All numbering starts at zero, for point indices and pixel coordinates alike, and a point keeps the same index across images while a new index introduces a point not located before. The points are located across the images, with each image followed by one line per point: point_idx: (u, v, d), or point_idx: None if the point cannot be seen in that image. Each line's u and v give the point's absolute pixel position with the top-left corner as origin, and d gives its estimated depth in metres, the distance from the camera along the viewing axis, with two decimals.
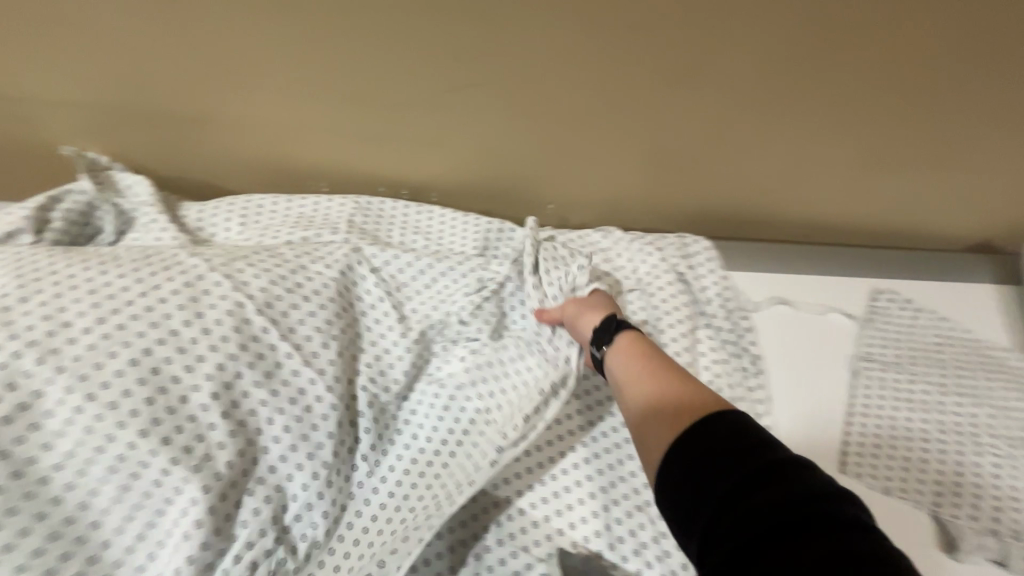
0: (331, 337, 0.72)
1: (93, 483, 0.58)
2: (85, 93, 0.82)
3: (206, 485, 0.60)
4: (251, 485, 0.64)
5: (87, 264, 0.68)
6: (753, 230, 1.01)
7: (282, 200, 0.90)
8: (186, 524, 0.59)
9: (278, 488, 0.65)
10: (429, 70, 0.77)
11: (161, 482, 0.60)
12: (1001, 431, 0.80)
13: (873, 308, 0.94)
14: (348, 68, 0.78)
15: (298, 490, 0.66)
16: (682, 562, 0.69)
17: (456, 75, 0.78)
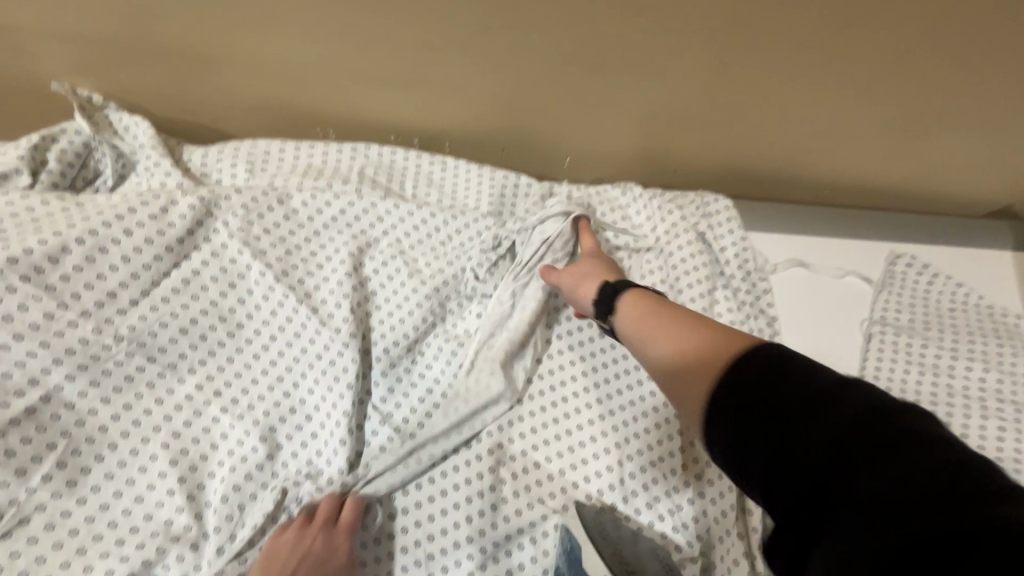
0: (345, 296, 0.75)
1: (147, 430, 0.65)
2: (72, 26, 0.76)
3: (251, 427, 0.68)
4: (284, 435, 0.69)
5: (106, 225, 0.69)
6: (773, 190, 0.98)
7: (290, 147, 0.86)
8: (234, 460, 0.66)
9: (312, 437, 0.70)
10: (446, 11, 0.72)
11: (210, 428, 0.67)
12: (1009, 396, 0.81)
13: (892, 271, 0.93)
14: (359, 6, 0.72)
15: (328, 439, 0.70)
16: (694, 515, 0.70)
17: (473, 16, 0.73)
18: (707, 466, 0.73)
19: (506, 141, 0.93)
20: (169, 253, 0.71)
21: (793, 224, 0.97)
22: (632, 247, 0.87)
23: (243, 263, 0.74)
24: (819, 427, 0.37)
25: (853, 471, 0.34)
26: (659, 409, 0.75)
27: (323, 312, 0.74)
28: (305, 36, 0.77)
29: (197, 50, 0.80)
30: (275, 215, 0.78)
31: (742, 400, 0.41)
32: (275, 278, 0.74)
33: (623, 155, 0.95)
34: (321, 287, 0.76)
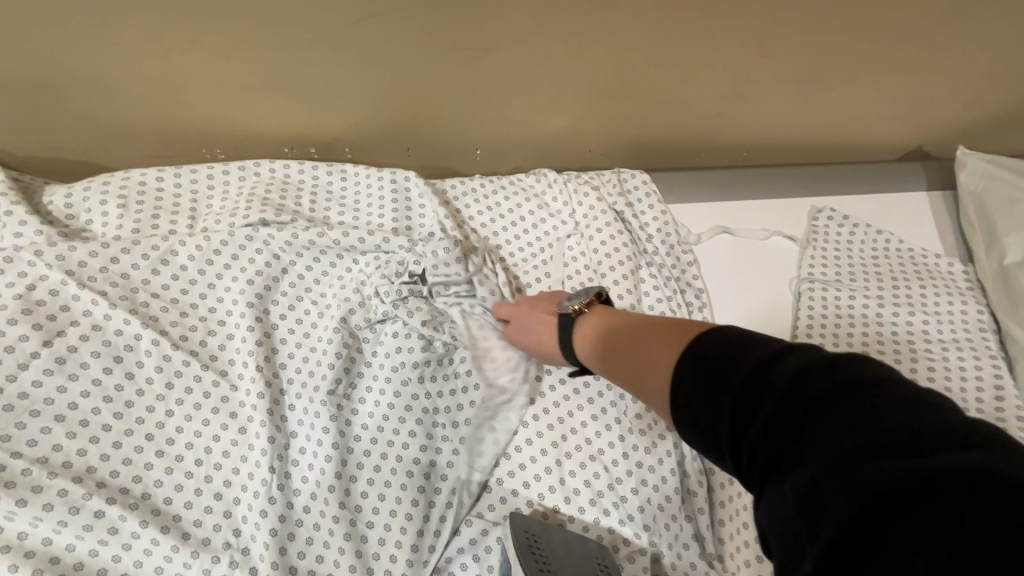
0: (249, 331, 0.69)
1: (17, 533, 0.56)
2: None
3: (145, 519, 0.60)
4: (192, 521, 0.62)
5: None
6: (693, 158, 0.97)
7: (169, 173, 0.77)
8: (135, 553, 0.59)
9: (227, 514, 0.63)
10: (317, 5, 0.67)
11: (94, 526, 0.58)
12: (933, 335, 0.83)
13: (815, 226, 0.92)
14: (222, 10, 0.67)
15: (247, 513, 0.63)
16: (639, 505, 0.68)
17: (348, 6, 0.67)
18: (648, 453, 0.70)
19: (408, 138, 0.88)
20: (25, 315, 0.63)
21: (718, 192, 0.94)
22: (552, 235, 0.84)
23: (118, 320, 0.66)
24: (795, 403, 0.33)
25: (836, 451, 0.30)
26: (592, 400, 0.73)
27: (224, 353, 0.69)
28: (160, 46, 0.70)
29: (44, 75, 0.71)
30: (154, 251, 0.70)
31: (693, 386, 0.40)
32: (164, 325, 0.68)
33: (535, 140, 0.91)
34: (221, 326, 0.70)
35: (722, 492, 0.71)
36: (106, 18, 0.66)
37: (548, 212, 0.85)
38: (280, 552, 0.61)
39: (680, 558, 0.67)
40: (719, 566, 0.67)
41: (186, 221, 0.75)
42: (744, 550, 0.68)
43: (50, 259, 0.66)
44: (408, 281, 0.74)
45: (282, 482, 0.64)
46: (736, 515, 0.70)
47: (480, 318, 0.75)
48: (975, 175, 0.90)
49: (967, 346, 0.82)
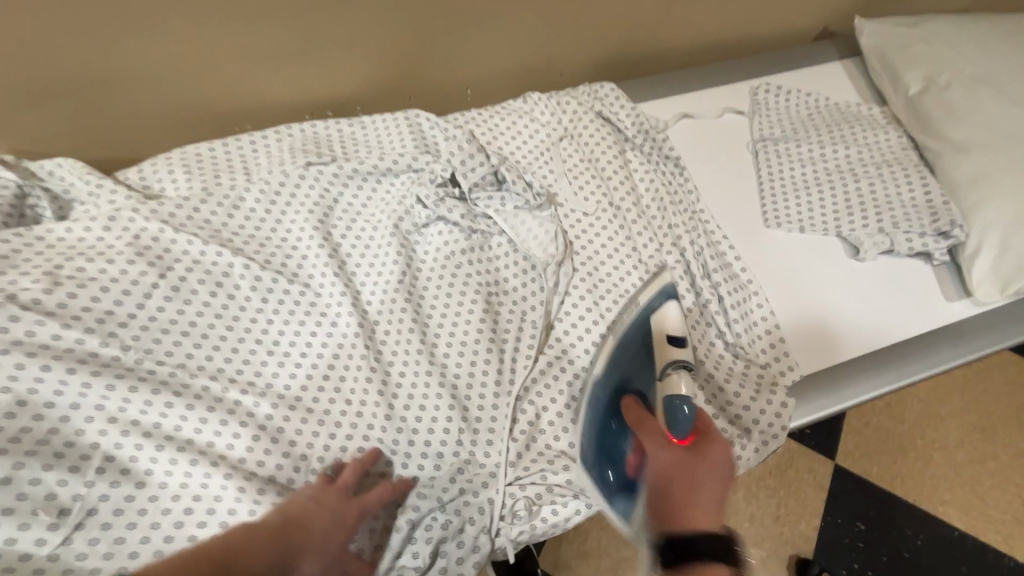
0: (321, 248, 0.82)
1: (176, 419, 0.66)
2: None
3: (274, 402, 0.72)
4: (311, 398, 0.74)
5: (78, 257, 0.72)
6: (644, 68, 1.16)
7: (219, 143, 0.90)
8: (274, 428, 0.70)
9: (338, 389, 0.75)
10: None
11: (236, 409, 0.70)
12: (867, 159, 1.01)
13: (757, 99, 1.10)
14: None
15: (354, 385, 0.75)
16: (670, 320, 0.83)
17: None
18: (665, 282, 0.86)
19: (408, 86, 1.03)
20: (139, 256, 0.74)
21: (675, 87, 1.11)
22: (548, 140, 0.99)
23: (211, 254, 0.78)
24: None
25: None
26: (614, 254, 0.88)
27: (303, 270, 0.82)
28: (199, 30, 0.82)
29: (104, 73, 0.84)
30: (226, 200, 0.83)
31: None
32: (249, 254, 0.80)
33: (514, 72, 1.08)
34: (295, 250, 0.83)
35: (733, 300, 0.86)
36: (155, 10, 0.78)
37: (540, 123, 1.01)
38: (389, 407, 0.75)
39: (709, 353, 0.83)
40: (741, 353, 0.83)
41: (243, 175, 0.87)
42: (757, 339, 0.84)
43: (146, 213, 0.78)
44: (441, 188, 0.88)
45: (378, 356, 0.77)
46: (747, 316, 0.86)
47: (507, 208, 0.89)
48: (873, 36, 1.09)
49: (896, 162, 1.01)
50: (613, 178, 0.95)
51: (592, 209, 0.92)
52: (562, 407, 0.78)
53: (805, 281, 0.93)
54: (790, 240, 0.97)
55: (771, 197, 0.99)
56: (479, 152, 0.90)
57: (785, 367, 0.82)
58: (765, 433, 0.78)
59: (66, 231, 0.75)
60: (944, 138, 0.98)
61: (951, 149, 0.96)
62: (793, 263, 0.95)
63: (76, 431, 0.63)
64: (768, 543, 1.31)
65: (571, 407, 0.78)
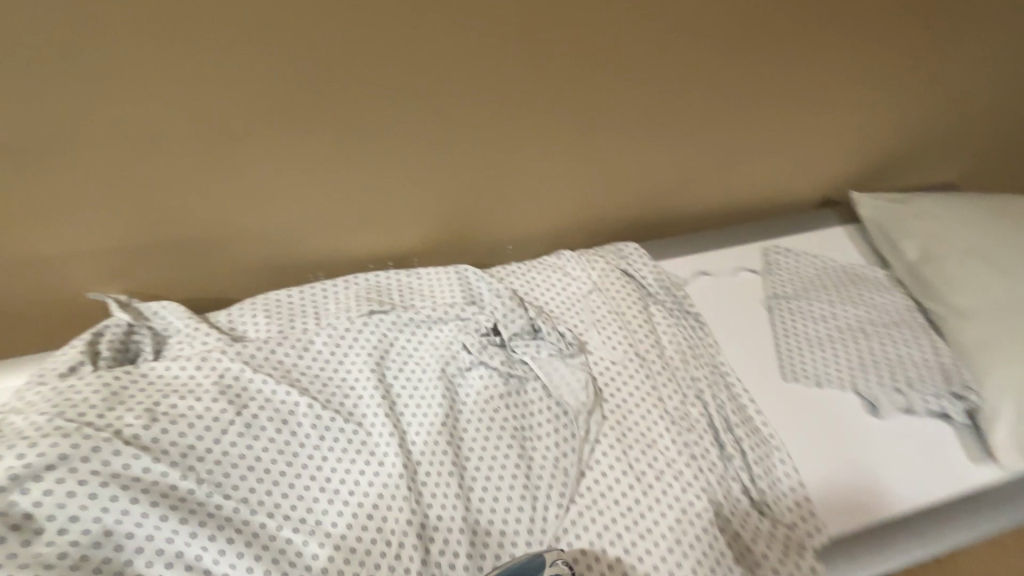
0: (376, 389, 0.92)
1: (233, 557, 0.72)
2: (97, 238, 0.95)
3: (322, 542, 0.77)
4: (354, 538, 0.78)
5: (174, 394, 0.83)
6: (665, 228, 1.30)
7: (296, 290, 1.05)
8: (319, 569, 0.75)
9: (380, 529, 0.79)
10: (409, 162, 1.03)
11: (288, 548, 0.76)
12: (873, 318, 1.10)
13: (769, 260, 1.22)
14: (347, 173, 1.01)
15: (395, 526, 0.80)
16: (695, 473, 0.87)
17: (429, 161, 1.04)
18: (689, 433, 0.92)
19: (458, 241, 1.19)
20: (222, 394, 0.85)
21: (691, 246, 1.25)
22: (578, 293, 1.12)
23: (280, 393, 0.88)
24: None
25: None
26: (640, 403, 0.95)
27: (358, 408, 0.91)
28: (288, 197, 1.01)
29: (215, 232, 1.01)
30: (298, 343, 0.95)
31: None
32: (313, 393, 0.91)
33: (550, 231, 1.24)
34: (352, 390, 0.93)
35: (755, 455, 0.90)
36: (255, 181, 0.97)
37: (571, 277, 1.14)
38: (424, 552, 0.79)
39: (736, 508, 0.86)
40: (767, 510, 0.86)
41: (314, 320, 1.01)
42: (781, 496, 0.88)
43: (233, 354, 0.90)
44: (484, 336, 1.00)
45: (418, 497, 0.83)
46: (771, 472, 0.89)
47: (542, 356, 0.98)
48: (870, 208, 1.23)
49: (903, 323, 1.09)
50: (637, 329, 1.05)
51: (620, 359, 1.01)
52: (592, 559, 0.81)
53: (829, 437, 0.96)
54: (810, 394, 1.02)
55: (786, 351, 1.07)
56: (519, 306, 1.02)
57: (811, 527, 0.85)
58: None
59: (165, 368, 0.87)
60: (948, 303, 1.06)
61: (955, 315, 1.04)
62: (816, 417, 0.99)
63: (148, 563, 0.70)
64: None
65: (602, 557, 0.81)
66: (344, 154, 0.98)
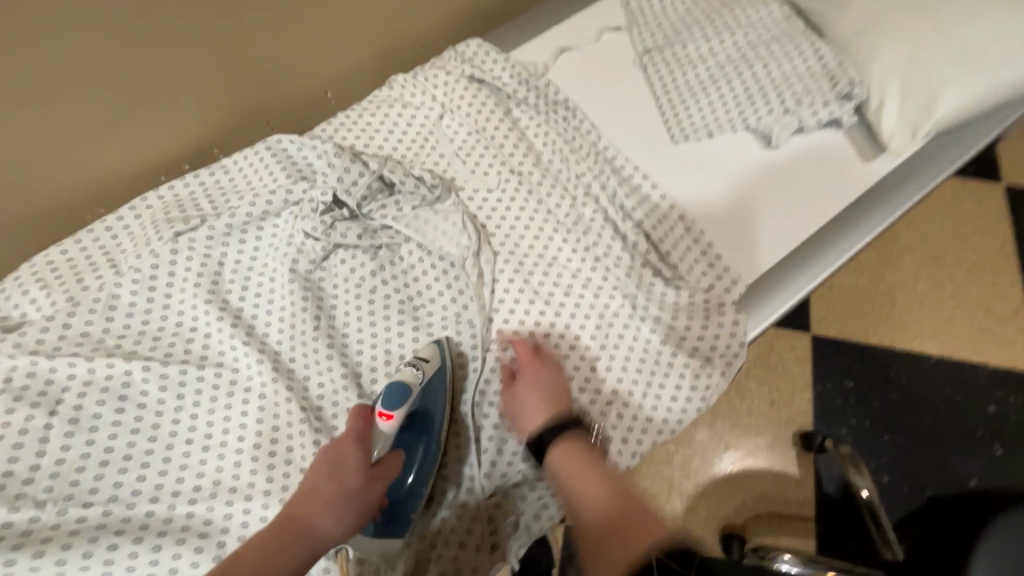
0: (222, 321, 0.75)
1: (123, 559, 0.62)
2: None
3: (229, 500, 0.68)
4: (264, 483, 0.68)
5: None
6: (500, 15, 1.09)
7: (71, 241, 0.80)
8: (236, 527, 0.66)
9: (289, 461, 0.70)
10: (123, 23, 0.73)
11: (191, 522, 0.66)
12: (754, 39, 0.96)
13: (632, 9, 1.02)
14: (38, 62, 0.70)
15: (305, 453, 0.70)
16: (602, 276, 0.80)
17: (153, 14, 0.74)
18: (586, 236, 0.83)
19: (258, 109, 0.94)
20: (20, 401, 0.67)
21: (541, 23, 1.03)
22: (427, 124, 0.92)
23: (99, 369, 0.70)
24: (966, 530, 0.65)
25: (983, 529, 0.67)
26: (529, 224, 0.83)
27: (211, 349, 0.75)
28: None
29: None
30: (98, 304, 0.74)
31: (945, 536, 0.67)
32: (145, 354, 0.73)
33: (367, 62, 1.00)
34: (194, 332, 0.75)
35: (658, 233, 0.83)
36: None
37: (413, 108, 0.93)
38: None
39: (652, 292, 0.80)
40: (684, 284, 0.81)
41: (110, 269, 0.78)
42: (696, 264, 0.82)
43: (11, 350, 0.70)
44: (327, 213, 0.80)
45: (319, 415, 0.73)
46: (679, 243, 0.83)
47: (404, 211, 0.82)
48: None
49: (783, 35, 0.96)
50: (505, 143, 0.89)
51: (495, 184, 0.86)
52: None
53: (729, 189, 0.90)
54: (701, 148, 0.93)
55: (671, 109, 0.94)
56: (355, 159, 0.81)
57: (729, 283, 0.80)
58: (725, 355, 0.77)
59: None
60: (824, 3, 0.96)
61: (834, 6, 0.95)
62: (713, 173, 0.91)
63: None
64: (768, 430, 1.36)
65: None
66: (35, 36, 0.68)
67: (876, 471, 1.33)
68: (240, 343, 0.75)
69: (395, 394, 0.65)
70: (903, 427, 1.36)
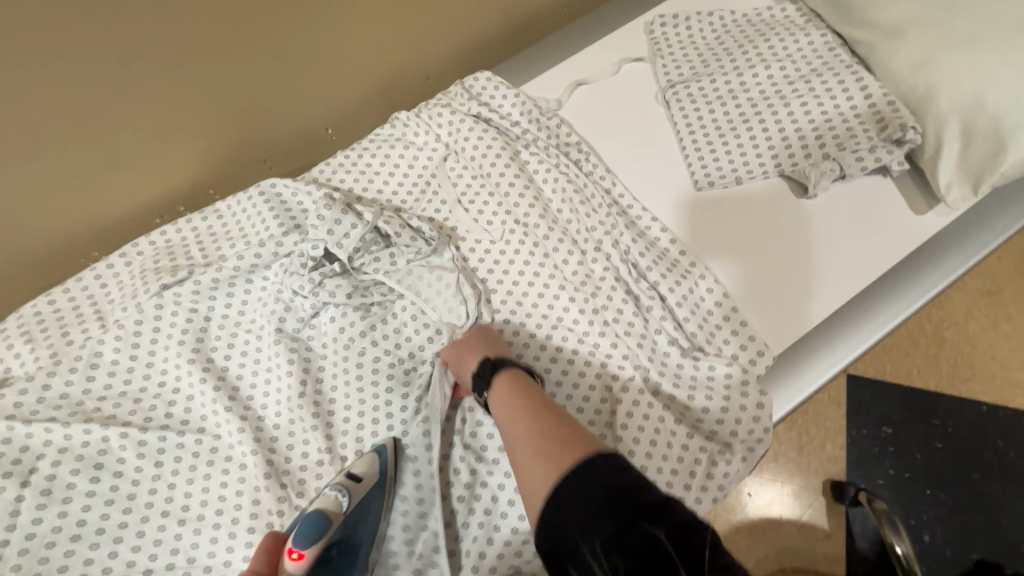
0: (204, 383, 0.71)
1: None
2: None
3: None
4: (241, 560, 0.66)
5: None
6: (514, 43, 1.02)
7: (56, 291, 0.77)
8: None
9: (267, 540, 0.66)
10: (108, 82, 0.70)
11: None
12: (792, 74, 0.87)
13: (655, 37, 0.94)
14: (20, 124, 0.68)
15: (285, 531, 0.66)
16: (611, 344, 0.72)
17: (138, 69, 0.71)
18: (596, 296, 0.76)
19: (256, 150, 0.91)
20: None
21: (556, 53, 0.95)
22: (430, 166, 0.86)
23: (77, 435, 0.67)
24: None
25: None
26: (534, 281, 0.76)
27: (193, 412, 0.71)
28: None
29: None
30: (80, 361, 0.72)
31: None
32: (124, 418, 0.70)
33: (370, 97, 0.95)
34: (177, 393, 0.72)
35: (677, 295, 0.75)
36: None
37: (415, 147, 0.87)
38: None
39: (665, 364, 0.73)
40: (703, 354, 0.72)
41: (96, 322, 0.75)
42: (718, 331, 0.74)
43: None
44: (316, 268, 0.75)
45: (301, 488, 0.69)
46: (699, 306, 0.75)
47: (398, 269, 0.78)
48: None
49: (826, 68, 0.86)
50: (511, 189, 0.82)
51: (498, 235, 0.80)
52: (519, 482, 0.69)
53: (766, 246, 0.81)
54: (726, 196, 0.85)
55: (695, 151, 0.85)
56: (347, 210, 0.76)
57: (755, 354, 0.72)
58: (748, 440, 0.70)
59: None
60: (874, 26, 0.83)
61: (884, 36, 0.82)
62: (749, 229, 0.82)
63: None
64: (797, 481, 1.26)
65: None
66: (11, 93, 0.64)
67: (916, 529, 1.21)
68: (221, 408, 0.71)
69: (306, 529, 0.59)
70: (948, 483, 1.23)
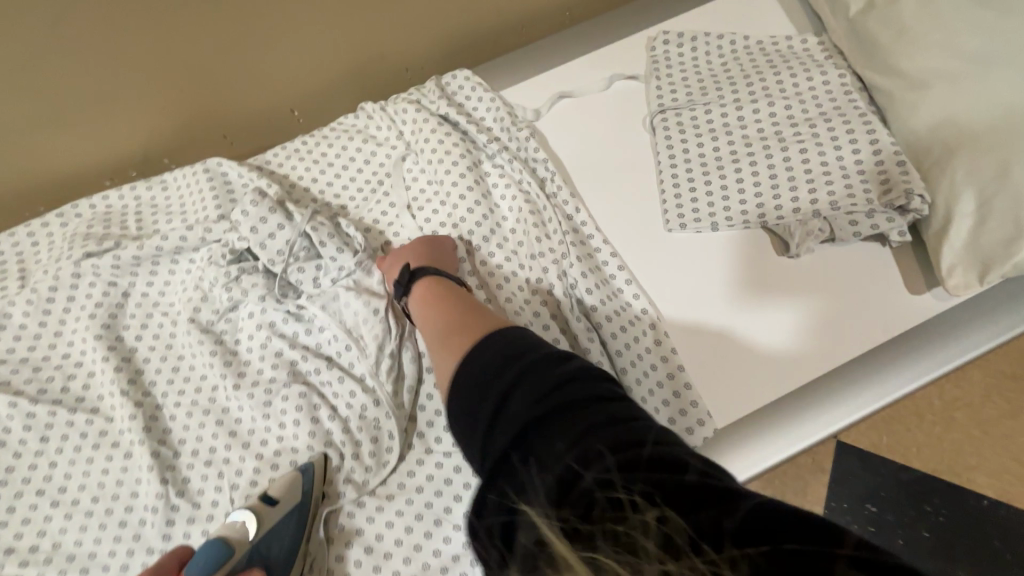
0: (105, 363, 0.68)
1: None
2: None
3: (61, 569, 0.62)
4: (105, 552, 0.62)
5: None
6: (511, 45, 0.95)
7: None
8: None
9: (137, 537, 0.63)
10: (49, 37, 0.68)
11: None
12: (796, 114, 0.77)
13: (653, 55, 0.86)
14: None
15: (154, 532, 0.63)
16: None
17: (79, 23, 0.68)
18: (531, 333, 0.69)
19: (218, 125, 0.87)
20: None
21: (545, 59, 0.88)
22: (387, 164, 0.81)
23: None
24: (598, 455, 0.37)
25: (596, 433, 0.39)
26: None
27: (91, 390, 0.69)
28: None
29: None
30: None
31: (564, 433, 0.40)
32: (20, 387, 0.68)
33: (344, 85, 0.89)
34: (79, 367, 0.69)
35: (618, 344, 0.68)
36: None
37: (376, 142, 0.82)
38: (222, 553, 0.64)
39: None
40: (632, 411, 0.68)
41: (16, 282, 0.73)
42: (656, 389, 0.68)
43: None
44: (237, 262, 0.72)
45: (180, 489, 0.65)
46: (640, 359, 0.69)
47: (324, 285, 0.71)
48: None
49: (836, 113, 0.76)
50: (461, 202, 0.76)
51: None
52: (413, 521, 0.63)
53: (813, 317, 0.72)
54: (698, 242, 0.76)
55: (673, 185, 0.78)
56: (276, 208, 0.71)
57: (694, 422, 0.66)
58: None
59: None
60: (897, 73, 0.73)
61: (905, 86, 0.72)
62: (777, 295, 0.72)
63: None
64: None
65: (425, 517, 0.63)
66: None
67: None
68: (116, 391, 0.67)
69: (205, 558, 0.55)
70: None
